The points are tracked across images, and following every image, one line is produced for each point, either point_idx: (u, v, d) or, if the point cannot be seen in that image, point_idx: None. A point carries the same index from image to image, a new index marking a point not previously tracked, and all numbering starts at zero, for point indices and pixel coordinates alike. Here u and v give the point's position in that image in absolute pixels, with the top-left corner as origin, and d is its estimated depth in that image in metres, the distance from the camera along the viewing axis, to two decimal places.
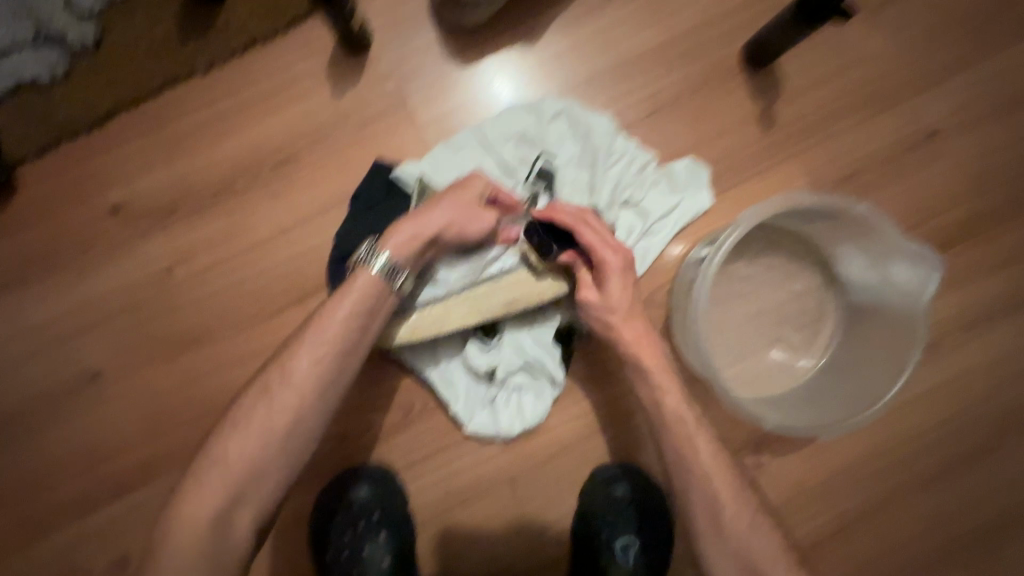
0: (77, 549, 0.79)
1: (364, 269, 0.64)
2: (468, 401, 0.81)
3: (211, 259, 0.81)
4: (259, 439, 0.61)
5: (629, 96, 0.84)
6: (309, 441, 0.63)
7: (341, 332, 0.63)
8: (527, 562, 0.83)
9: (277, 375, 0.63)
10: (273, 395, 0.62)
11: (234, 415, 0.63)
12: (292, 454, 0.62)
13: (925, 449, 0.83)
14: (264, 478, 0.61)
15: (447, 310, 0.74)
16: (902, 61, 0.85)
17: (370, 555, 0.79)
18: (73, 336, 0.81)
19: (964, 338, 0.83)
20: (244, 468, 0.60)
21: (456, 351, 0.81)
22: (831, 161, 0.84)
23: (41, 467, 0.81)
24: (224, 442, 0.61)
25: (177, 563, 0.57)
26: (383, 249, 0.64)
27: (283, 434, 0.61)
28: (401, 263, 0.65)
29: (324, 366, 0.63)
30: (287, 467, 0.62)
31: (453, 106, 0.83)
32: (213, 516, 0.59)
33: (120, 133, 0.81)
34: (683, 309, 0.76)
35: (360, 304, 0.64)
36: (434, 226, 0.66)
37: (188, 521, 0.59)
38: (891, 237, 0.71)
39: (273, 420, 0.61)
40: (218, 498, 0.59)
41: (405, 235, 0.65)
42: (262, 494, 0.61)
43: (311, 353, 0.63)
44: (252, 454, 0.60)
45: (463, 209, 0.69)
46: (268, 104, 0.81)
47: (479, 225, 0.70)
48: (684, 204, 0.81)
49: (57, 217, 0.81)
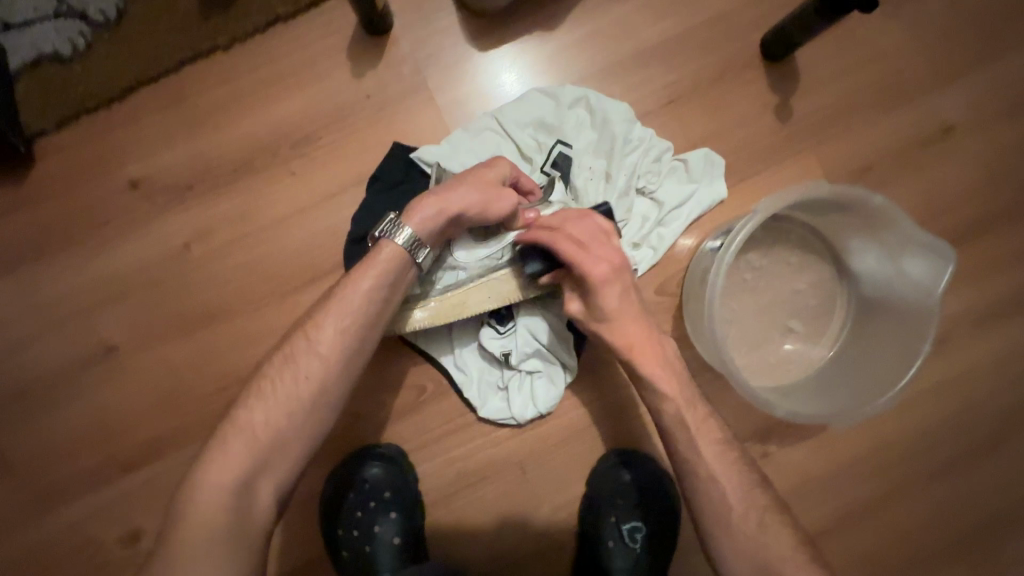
0: (91, 520, 0.80)
1: (389, 242, 0.65)
2: (482, 386, 0.82)
3: (227, 237, 0.81)
4: (284, 407, 0.62)
5: (647, 84, 0.84)
6: (330, 410, 0.64)
7: (366, 302, 0.64)
8: (535, 545, 0.83)
9: (302, 345, 0.63)
10: (298, 364, 0.63)
11: (258, 386, 0.64)
12: (316, 424, 0.63)
13: (930, 442, 0.84)
14: (291, 447, 0.62)
15: (464, 295, 0.74)
16: (918, 57, 0.85)
17: (382, 533, 0.80)
18: (88, 311, 0.82)
19: (971, 334, 0.84)
20: (269, 434, 0.61)
21: (472, 336, 0.82)
22: (846, 154, 0.84)
23: (55, 439, 0.81)
24: (250, 411, 0.62)
25: (196, 531, 0.56)
26: (406, 223, 0.65)
27: (309, 404, 0.62)
28: (424, 238, 0.66)
29: (349, 337, 0.64)
30: (309, 434, 0.63)
31: (472, 89, 0.83)
32: (237, 485, 0.59)
33: (140, 108, 0.81)
34: (697, 298, 0.76)
35: (384, 275, 0.65)
36: (457, 203, 0.67)
37: (210, 489, 0.58)
38: (906, 231, 0.71)
39: (298, 388, 0.62)
40: (245, 465, 0.60)
41: (429, 210, 0.66)
42: (283, 461, 0.61)
43: (336, 322, 0.64)
44: (278, 422, 0.61)
45: (488, 188, 0.68)
46: (289, 84, 0.82)
47: (503, 204, 0.69)
48: (699, 194, 0.82)
49: (75, 190, 0.81)
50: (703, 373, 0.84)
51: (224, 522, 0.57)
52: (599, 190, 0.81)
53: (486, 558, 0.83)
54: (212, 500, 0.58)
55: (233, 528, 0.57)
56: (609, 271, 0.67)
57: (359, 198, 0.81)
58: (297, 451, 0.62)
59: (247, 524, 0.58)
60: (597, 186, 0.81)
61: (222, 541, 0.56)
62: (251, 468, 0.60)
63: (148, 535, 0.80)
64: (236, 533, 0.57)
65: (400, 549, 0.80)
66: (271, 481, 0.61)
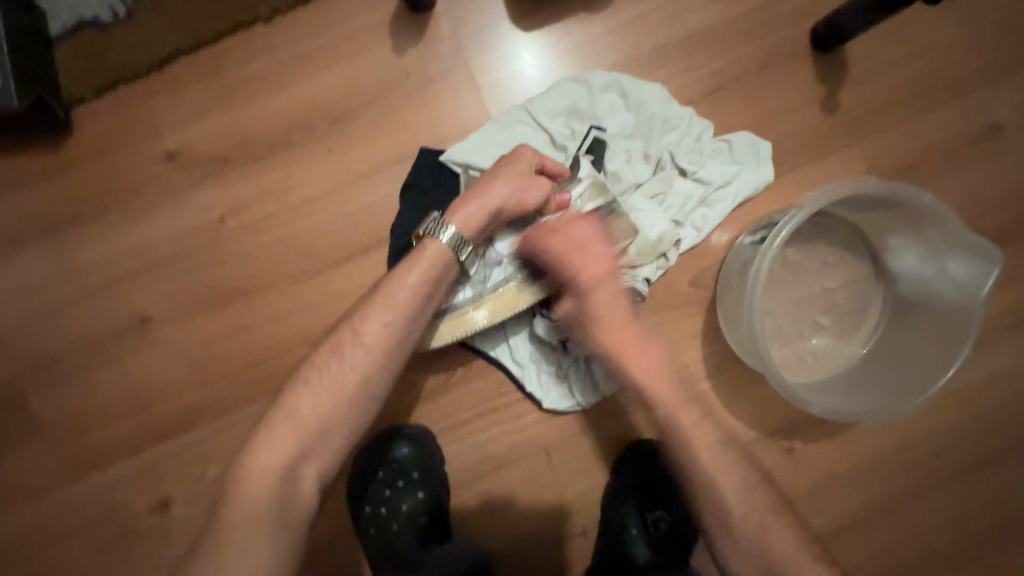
0: (121, 487, 0.81)
1: (433, 240, 0.66)
2: (543, 373, 0.82)
3: (262, 211, 0.81)
4: (331, 394, 0.62)
5: (692, 71, 0.82)
6: (375, 401, 0.64)
7: (412, 296, 0.65)
8: (555, 530, 0.84)
9: (348, 335, 0.64)
10: (345, 354, 0.63)
11: (304, 373, 0.64)
12: (361, 413, 0.63)
13: (960, 443, 0.83)
14: (334, 434, 0.62)
15: (519, 284, 0.74)
16: (973, 52, 0.83)
17: (407, 512, 0.81)
18: (123, 280, 0.82)
19: (1009, 337, 0.83)
20: (318, 420, 0.61)
21: (523, 324, 0.82)
22: (891, 150, 0.83)
23: (88, 405, 0.82)
24: (298, 396, 0.62)
25: (243, 514, 0.56)
26: (450, 223, 0.66)
27: (355, 394, 0.63)
28: (468, 237, 0.66)
29: (394, 330, 0.64)
30: (353, 423, 0.63)
31: (511, 71, 0.82)
32: (282, 470, 0.59)
33: (178, 78, 0.81)
34: (736, 290, 0.75)
35: (430, 270, 0.66)
36: (496, 200, 0.67)
37: (256, 473, 0.58)
38: (953, 230, 0.70)
39: (345, 378, 0.62)
40: (292, 450, 0.60)
41: (473, 210, 0.66)
42: (328, 449, 0.62)
43: (381, 315, 0.64)
44: (324, 408, 0.61)
45: (521, 179, 0.68)
46: (329, 59, 0.81)
47: (537, 193, 0.69)
48: (743, 174, 0.81)
49: (114, 160, 0.81)
50: (734, 366, 0.83)
51: (270, 507, 0.57)
52: (637, 172, 0.80)
53: (506, 541, 0.83)
54: (262, 484, 0.58)
55: (277, 514, 0.57)
56: (604, 263, 0.64)
57: (395, 177, 0.81)
58: (340, 439, 0.63)
59: (294, 509, 0.58)
60: (634, 169, 0.80)
61: (267, 527, 0.56)
62: (298, 453, 0.60)
63: (178, 505, 0.81)
64: (283, 519, 0.57)
65: (424, 529, 0.81)
66: (314, 467, 0.61)
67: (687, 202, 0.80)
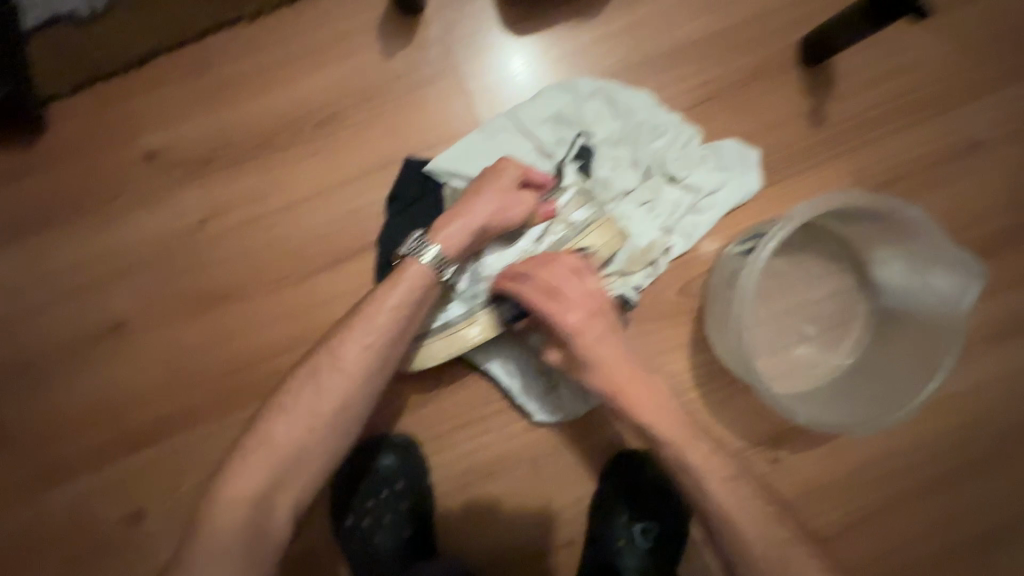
0: (92, 499, 0.78)
1: (414, 261, 0.65)
2: (533, 387, 0.80)
3: (244, 214, 0.79)
4: (305, 420, 0.63)
5: (682, 81, 0.83)
6: (353, 424, 0.65)
7: (391, 320, 0.64)
8: (541, 541, 0.82)
9: (325, 360, 0.64)
10: (320, 379, 0.63)
11: (280, 398, 0.64)
12: (337, 438, 0.64)
13: (943, 453, 0.83)
14: (308, 460, 0.63)
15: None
16: (954, 69, 0.84)
17: (391, 524, 0.80)
18: (97, 284, 0.79)
19: (991, 348, 0.84)
20: (290, 448, 0.62)
21: (512, 338, 0.80)
22: (876, 163, 0.84)
23: (57, 414, 0.79)
24: (272, 424, 0.63)
25: (222, 544, 0.58)
26: (433, 242, 0.66)
27: (330, 420, 0.63)
28: (451, 255, 0.66)
29: (372, 354, 0.64)
30: (328, 448, 0.63)
31: (502, 78, 0.81)
32: (254, 497, 0.60)
33: (158, 77, 0.79)
34: (724, 300, 0.75)
35: (409, 293, 0.65)
36: (479, 217, 0.67)
37: (229, 503, 0.60)
38: (937, 243, 0.71)
39: (320, 404, 0.63)
40: (264, 479, 0.61)
41: (457, 229, 0.66)
42: (305, 476, 0.63)
43: (359, 339, 0.64)
44: (297, 436, 0.62)
45: (504, 196, 0.68)
46: (316, 61, 0.79)
47: (522, 209, 0.69)
48: (732, 182, 0.81)
49: (91, 160, 0.79)
50: (721, 376, 0.83)
51: (241, 537, 0.58)
52: (625, 180, 0.80)
53: (491, 552, 0.82)
54: (235, 512, 0.59)
55: (250, 542, 0.59)
56: (582, 314, 0.66)
57: (382, 183, 0.79)
58: (316, 464, 0.63)
59: (265, 537, 0.60)
60: (622, 176, 0.80)
61: (238, 556, 0.58)
62: (270, 482, 0.61)
63: (152, 518, 0.78)
64: (253, 547, 0.59)
65: (408, 541, 0.80)
66: (290, 496, 0.63)
67: (677, 209, 0.80)
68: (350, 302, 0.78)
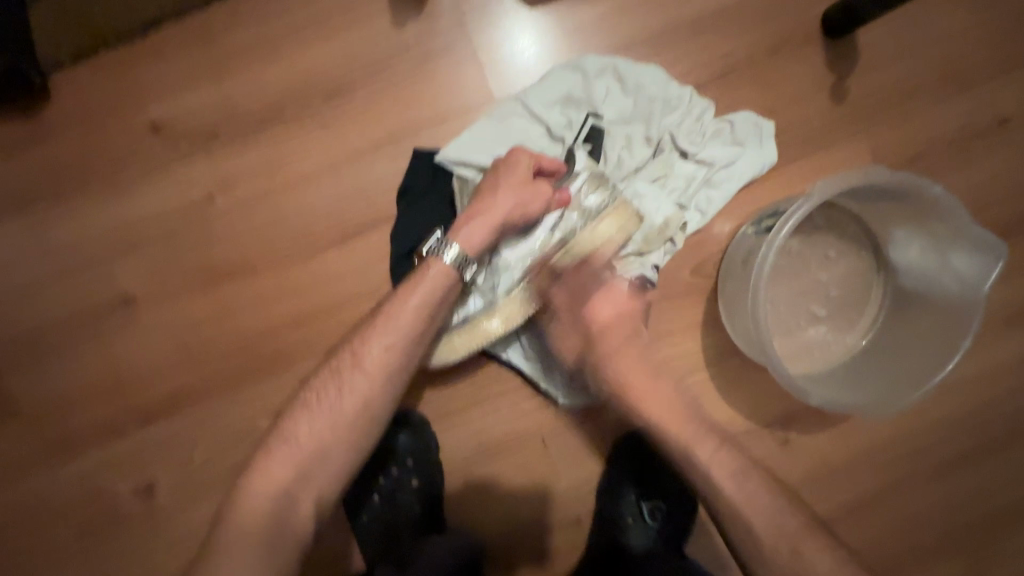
0: (102, 473, 0.79)
1: (436, 260, 0.66)
2: (556, 373, 0.79)
3: (251, 189, 0.78)
4: (329, 419, 0.63)
5: (700, 54, 0.80)
6: (376, 423, 0.65)
7: (412, 321, 0.65)
8: (547, 519, 0.82)
9: (350, 359, 0.65)
10: (344, 379, 0.65)
11: (305, 396, 0.65)
12: (359, 437, 0.64)
13: (954, 436, 0.83)
14: (330, 458, 0.63)
15: (532, 288, 0.72)
16: (982, 42, 0.82)
17: (403, 500, 0.81)
18: (104, 258, 0.78)
19: (1006, 332, 0.83)
20: (313, 447, 0.63)
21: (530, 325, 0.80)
22: (897, 141, 0.81)
23: (67, 387, 0.79)
24: (296, 421, 0.64)
25: (242, 534, 0.58)
26: (452, 242, 0.66)
27: (352, 418, 0.64)
28: (472, 253, 0.66)
29: (394, 353, 0.65)
30: (349, 445, 0.64)
31: (513, 50, 0.79)
32: (281, 494, 0.61)
33: (164, 46, 0.77)
34: (740, 280, 0.74)
35: (431, 294, 0.66)
36: (498, 214, 0.66)
37: (254, 495, 0.61)
38: (960, 224, 0.69)
39: (342, 403, 0.64)
40: (287, 475, 0.62)
41: (477, 228, 0.66)
42: (321, 474, 0.63)
43: (381, 339, 0.65)
44: (320, 434, 0.63)
45: (520, 190, 0.68)
46: (325, 31, 0.77)
47: (538, 201, 0.68)
48: (748, 155, 0.79)
49: (95, 132, 0.78)
50: (732, 357, 0.82)
51: (261, 531, 0.59)
52: (637, 156, 0.78)
53: (497, 529, 0.82)
54: (263, 507, 0.60)
55: (270, 537, 0.59)
56: (616, 313, 0.69)
57: (391, 158, 0.78)
58: (338, 464, 0.64)
59: (283, 534, 0.59)
60: (634, 153, 0.78)
61: (260, 546, 0.58)
62: (294, 477, 0.62)
63: (163, 492, 0.78)
64: (272, 540, 0.59)
65: (419, 517, 0.80)
66: (310, 492, 0.62)
67: (691, 185, 0.79)
68: (360, 279, 0.77)
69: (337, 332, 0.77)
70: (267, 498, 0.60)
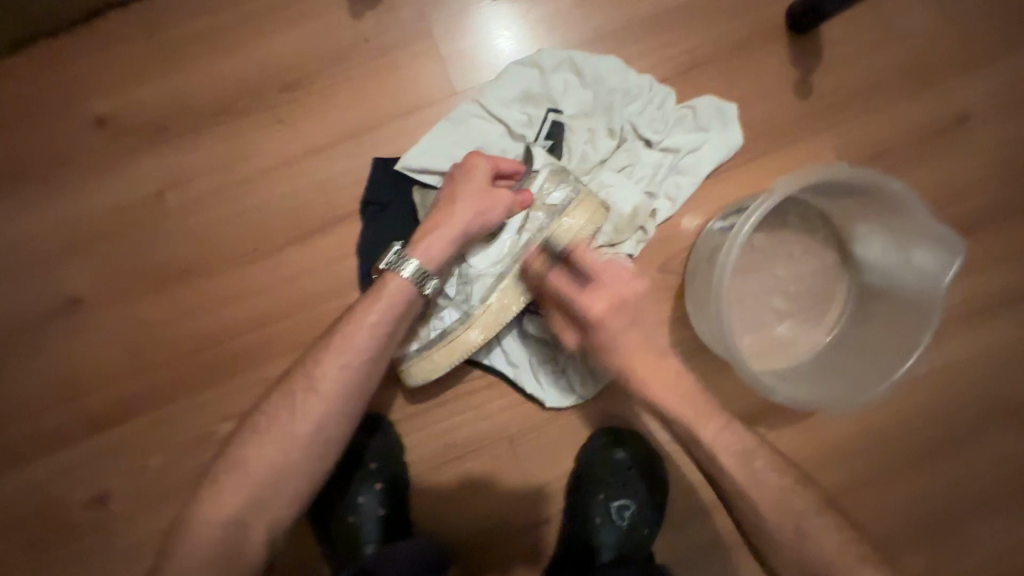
0: (50, 482, 0.75)
1: (395, 275, 0.64)
2: (541, 374, 0.79)
3: (204, 185, 0.75)
4: (280, 442, 0.61)
5: (665, 48, 0.79)
6: (335, 445, 0.64)
7: (370, 337, 0.63)
8: (517, 520, 0.81)
9: (307, 380, 0.63)
10: (298, 399, 0.63)
11: (260, 422, 0.63)
12: (318, 461, 0.63)
13: (917, 428, 0.84)
14: (290, 482, 0.61)
15: (506, 295, 0.69)
16: (943, 38, 0.82)
17: (365, 503, 0.78)
18: (48, 259, 0.75)
19: (968, 324, 0.84)
20: (273, 473, 0.61)
21: (512, 324, 0.79)
22: (861, 135, 0.82)
23: (10, 394, 0.75)
24: (251, 446, 0.62)
25: (201, 557, 0.57)
26: (412, 256, 0.64)
27: (310, 443, 0.62)
28: (433, 266, 0.64)
29: (352, 371, 0.63)
30: (309, 468, 0.62)
31: (473, 44, 0.77)
32: (237, 521, 0.59)
33: (109, 36, 0.74)
34: (706, 276, 0.73)
35: (389, 310, 0.64)
36: (459, 224, 0.65)
37: (210, 521, 0.59)
38: (919, 219, 0.69)
39: (301, 426, 0.62)
40: (242, 503, 0.60)
41: (437, 240, 0.64)
42: (281, 493, 0.61)
43: (337, 358, 0.63)
44: (276, 459, 0.61)
45: (479, 197, 0.66)
46: (279, 22, 0.75)
47: (500, 207, 0.66)
48: (714, 140, 0.78)
49: (36, 125, 0.74)
50: (700, 354, 0.81)
51: (218, 558, 0.57)
52: (602, 148, 0.78)
53: (467, 531, 0.81)
54: (214, 532, 0.58)
55: (230, 560, 0.58)
56: (609, 301, 0.58)
57: (350, 154, 0.75)
58: (298, 489, 0.62)
59: (241, 557, 0.58)
60: (598, 146, 0.77)
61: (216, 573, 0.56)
62: (251, 504, 0.60)
63: (116, 500, 0.75)
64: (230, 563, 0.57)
65: (384, 521, 0.78)
66: (270, 516, 0.61)
67: (657, 173, 0.78)
68: (319, 278, 0.75)
69: (297, 332, 0.75)
70: (225, 523, 0.59)
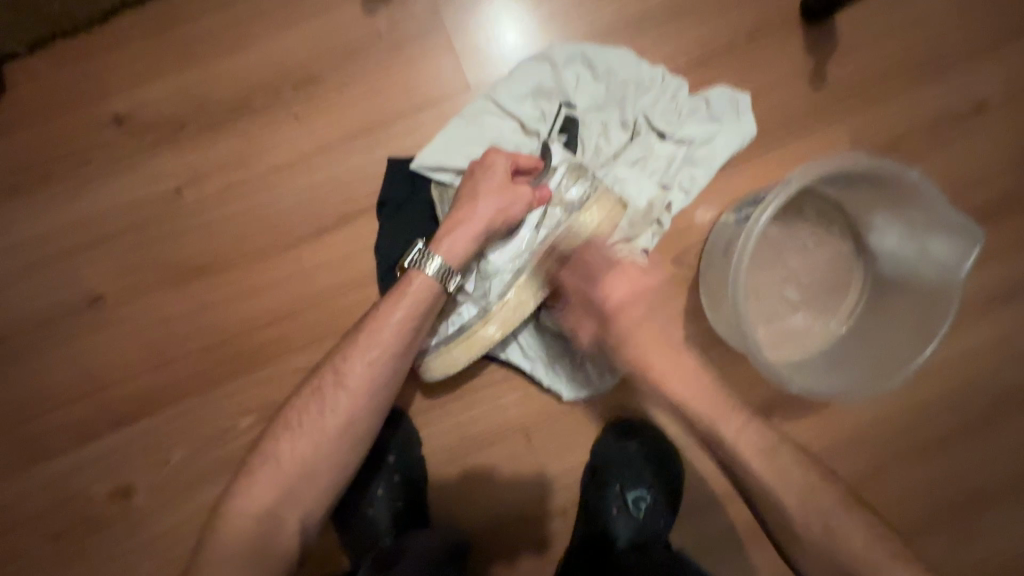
0: (76, 475, 0.77)
1: (419, 273, 0.64)
2: (557, 367, 0.80)
3: (221, 181, 0.76)
4: (308, 437, 0.62)
5: (679, 40, 0.79)
6: (360, 441, 0.65)
7: (395, 334, 0.64)
8: (533, 511, 0.82)
9: (331, 376, 0.64)
10: (322, 394, 0.63)
11: (287, 418, 0.64)
12: (343, 456, 0.63)
13: (933, 418, 0.84)
14: (315, 476, 0.62)
15: (524, 292, 0.70)
16: (959, 25, 0.81)
17: (382, 496, 0.80)
18: (70, 255, 0.76)
19: (984, 314, 0.83)
20: (299, 466, 0.62)
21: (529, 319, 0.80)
22: (877, 124, 0.81)
23: (35, 389, 0.77)
24: (278, 441, 0.63)
25: (232, 547, 0.58)
26: (435, 253, 0.64)
27: (336, 438, 0.63)
28: (456, 263, 0.65)
29: (378, 368, 0.64)
30: (334, 462, 0.63)
31: (485, 39, 0.77)
32: (265, 513, 0.60)
33: (125, 34, 0.74)
34: (722, 267, 0.72)
35: (415, 307, 0.64)
36: (481, 221, 0.65)
37: (239, 513, 0.60)
38: (935, 208, 0.69)
39: (326, 421, 0.63)
40: (270, 496, 0.61)
41: (458, 237, 0.65)
42: (307, 486, 0.62)
43: (364, 355, 0.63)
44: (302, 453, 0.62)
45: (500, 193, 0.66)
46: (293, 18, 0.75)
47: (520, 203, 0.67)
48: (728, 131, 0.78)
49: (56, 124, 0.75)
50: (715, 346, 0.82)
51: (249, 550, 0.58)
52: (615, 142, 0.78)
53: (483, 523, 0.81)
54: (244, 524, 0.60)
55: (260, 552, 0.59)
56: (628, 290, 0.59)
57: (365, 150, 0.76)
58: (324, 483, 0.63)
59: (270, 547, 0.59)
60: (612, 140, 0.78)
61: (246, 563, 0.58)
62: (278, 497, 0.61)
63: (140, 492, 0.77)
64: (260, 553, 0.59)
65: (401, 513, 0.79)
66: (297, 509, 0.62)
67: (671, 165, 0.78)
68: (336, 272, 0.76)
69: (315, 325, 0.76)
70: (255, 514, 0.60)
